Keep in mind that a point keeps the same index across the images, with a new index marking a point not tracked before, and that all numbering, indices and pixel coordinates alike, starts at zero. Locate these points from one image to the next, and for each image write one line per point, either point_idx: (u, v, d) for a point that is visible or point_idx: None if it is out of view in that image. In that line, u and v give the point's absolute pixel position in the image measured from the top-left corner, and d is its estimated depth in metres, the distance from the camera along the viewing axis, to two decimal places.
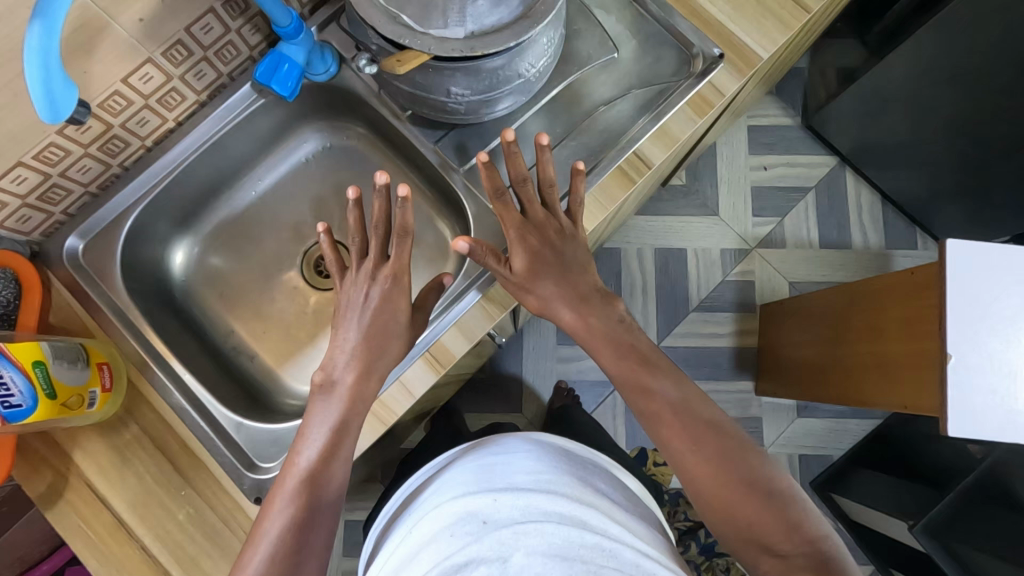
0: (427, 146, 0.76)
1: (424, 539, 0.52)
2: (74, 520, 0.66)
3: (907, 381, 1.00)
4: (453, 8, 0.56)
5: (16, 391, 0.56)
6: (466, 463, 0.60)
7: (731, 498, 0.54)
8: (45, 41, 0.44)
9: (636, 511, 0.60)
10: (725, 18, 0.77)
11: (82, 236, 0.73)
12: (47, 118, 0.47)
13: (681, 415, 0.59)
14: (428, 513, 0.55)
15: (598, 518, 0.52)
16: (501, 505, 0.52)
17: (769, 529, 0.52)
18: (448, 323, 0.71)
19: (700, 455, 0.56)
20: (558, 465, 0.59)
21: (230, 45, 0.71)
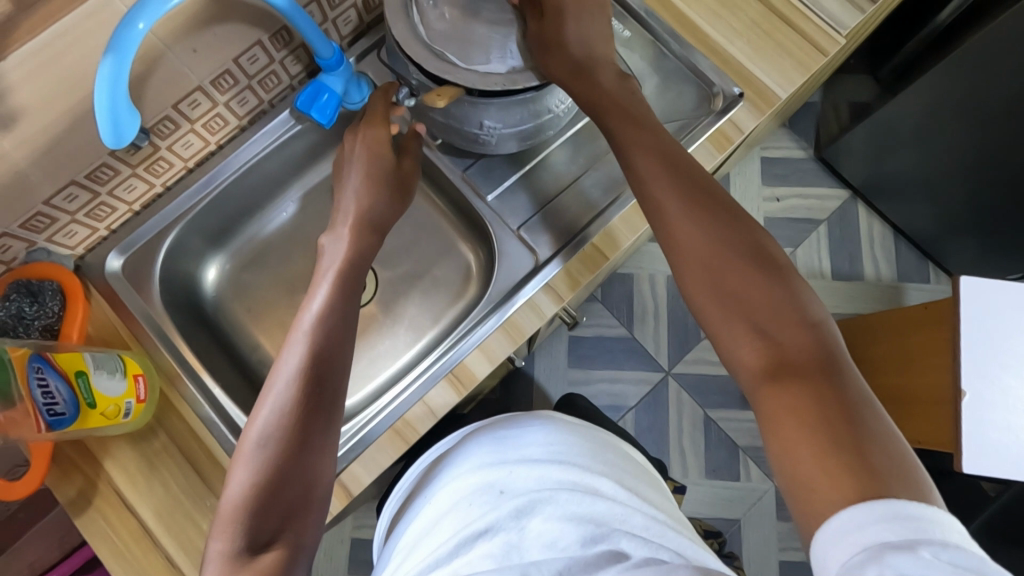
0: (455, 173, 0.79)
1: (445, 511, 0.55)
2: (101, 526, 0.68)
3: (925, 418, 1.00)
4: (495, 45, 0.59)
5: (61, 400, 0.59)
6: (483, 437, 0.62)
7: (724, 245, 0.50)
8: (117, 72, 0.47)
9: (646, 481, 0.63)
10: (745, 59, 0.80)
11: (122, 252, 0.75)
12: (109, 141, 0.50)
13: (674, 177, 0.55)
14: (448, 484, 0.58)
15: (611, 487, 0.55)
16: (517, 476, 0.55)
17: (767, 312, 0.47)
18: (471, 345, 0.72)
19: (690, 207, 0.53)
20: (569, 434, 0.61)
21: (272, 75, 0.75)
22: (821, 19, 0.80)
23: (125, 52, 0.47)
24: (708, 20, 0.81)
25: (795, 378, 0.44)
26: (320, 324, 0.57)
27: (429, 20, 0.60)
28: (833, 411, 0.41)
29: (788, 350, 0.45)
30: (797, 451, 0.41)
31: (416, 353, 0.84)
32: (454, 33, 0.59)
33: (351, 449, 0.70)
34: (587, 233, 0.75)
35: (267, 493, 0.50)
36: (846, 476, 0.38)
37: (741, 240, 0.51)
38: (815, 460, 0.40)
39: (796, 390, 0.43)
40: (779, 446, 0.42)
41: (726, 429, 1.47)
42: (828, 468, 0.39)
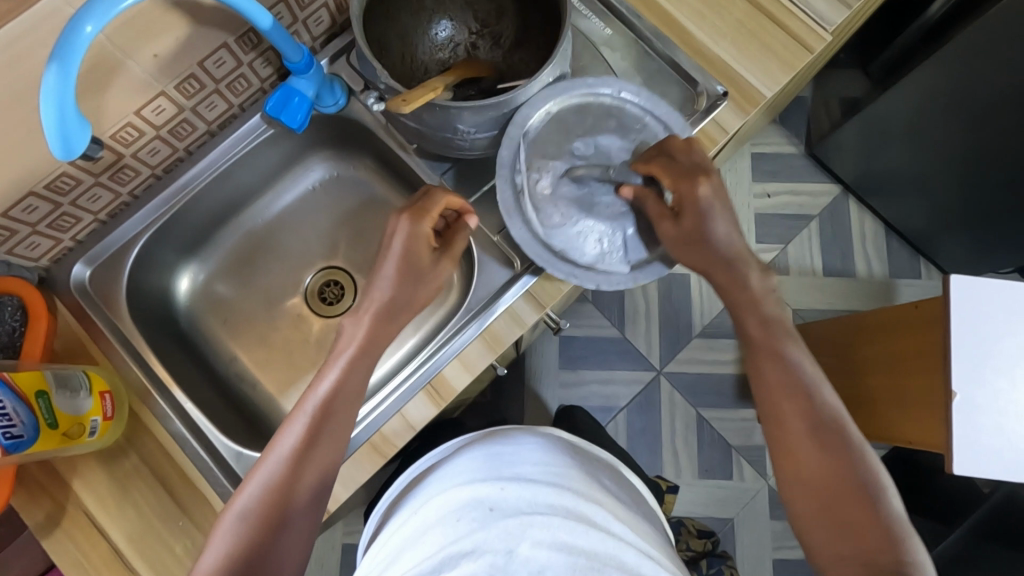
0: (433, 178, 0.76)
1: (428, 524, 0.52)
2: (71, 550, 0.66)
3: (917, 421, 0.99)
4: (608, 243, 0.68)
5: (20, 421, 0.56)
6: (477, 454, 0.60)
7: (834, 470, 0.52)
8: (63, 82, 0.45)
9: (642, 519, 0.60)
10: (729, 57, 0.78)
11: (89, 263, 0.73)
12: (59, 154, 0.48)
13: (791, 393, 0.57)
14: (434, 499, 0.55)
15: (604, 516, 0.52)
16: (508, 493, 0.52)
17: (870, 539, 0.48)
18: (451, 355, 0.70)
19: (810, 424, 0.55)
20: (564, 466, 0.59)
21: (241, 78, 0.73)
22: (806, 15, 0.79)
23: (71, 61, 0.45)
24: (690, 17, 0.79)
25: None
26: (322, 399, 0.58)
27: (545, 216, 0.69)
28: None
29: (880, 567, 0.46)
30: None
31: (401, 357, 0.82)
32: (569, 232, 0.69)
33: None
34: None
35: (244, 560, 0.49)
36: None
37: (860, 474, 0.52)
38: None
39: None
40: None
41: (719, 429, 1.45)
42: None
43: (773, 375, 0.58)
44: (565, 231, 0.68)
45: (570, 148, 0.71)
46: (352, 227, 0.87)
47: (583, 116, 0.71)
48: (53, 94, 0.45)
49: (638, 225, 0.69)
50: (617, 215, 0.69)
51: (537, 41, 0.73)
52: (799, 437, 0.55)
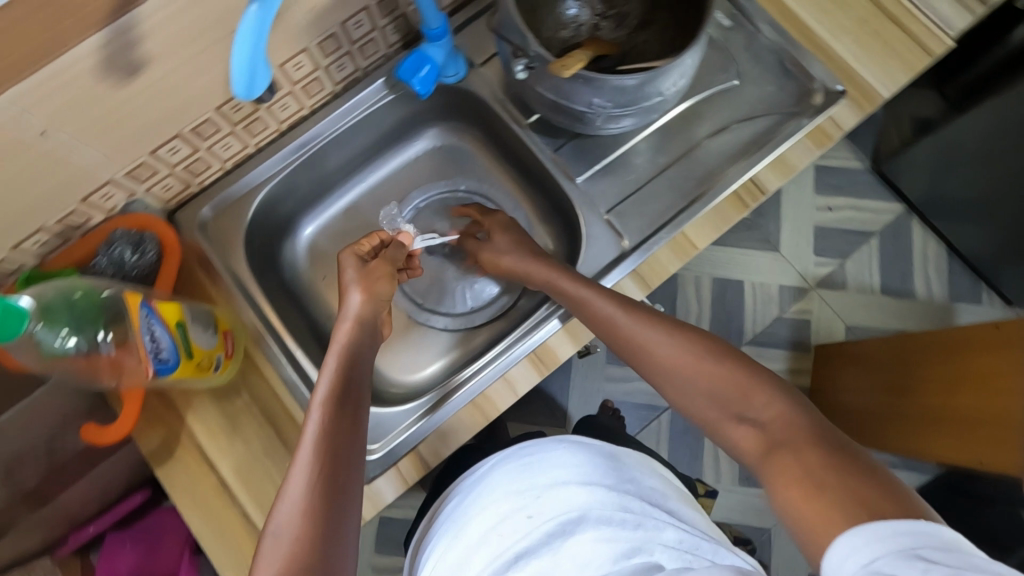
0: (546, 153, 0.78)
1: (478, 537, 0.63)
2: (180, 479, 0.69)
3: (986, 439, 0.97)
4: (456, 295, 0.85)
5: (164, 347, 0.58)
6: (506, 459, 0.69)
7: (690, 362, 0.57)
8: (261, 20, 0.47)
9: (676, 495, 0.70)
10: (848, 55, 0.78)
11: (213, 209, 0.76)
12: (240, 93, 0.50)
13: (664, 317, 0.61)
14: (477, 506, 0.66)
15: (639, 505, 0.62)
16: (543, 502, 0.62)
17: (749, 400, 0.52)
18: (556, 327, 0.71)
19: (660, 332, 0.60)
20: (595, 454, 0.68)
21: (371, 43, 0.75)
22: (929, 20, 0.78)
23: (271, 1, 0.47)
24: (814, 15, 0.79)
25: (785, 451, 0.47)
26: (342, 365, 0.60)
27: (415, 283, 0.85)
28: (840, 464, 0.43)
29: (775, 430, 0.49)
30: (805, 497, 0.43)
31: (464, 354, 0.83)
32: (435, 291, 0.86)
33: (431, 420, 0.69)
34: (678, 222, 0.74)
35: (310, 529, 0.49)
36: (848, 514, 0.40)
37: (705, 358, 0.56)
38: (822, 510, 0.41)
39: (803, 457, 0.45)
40: (797, 516, 0.43)
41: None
42: (823, 507, 0.41)
43: (602, 301, 0.64)
44: (434, 293, 0.85)
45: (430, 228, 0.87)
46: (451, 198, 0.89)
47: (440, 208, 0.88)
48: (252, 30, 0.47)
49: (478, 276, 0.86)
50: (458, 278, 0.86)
51: (664, 24, 0.74)
52: (647, 343, 0.60)
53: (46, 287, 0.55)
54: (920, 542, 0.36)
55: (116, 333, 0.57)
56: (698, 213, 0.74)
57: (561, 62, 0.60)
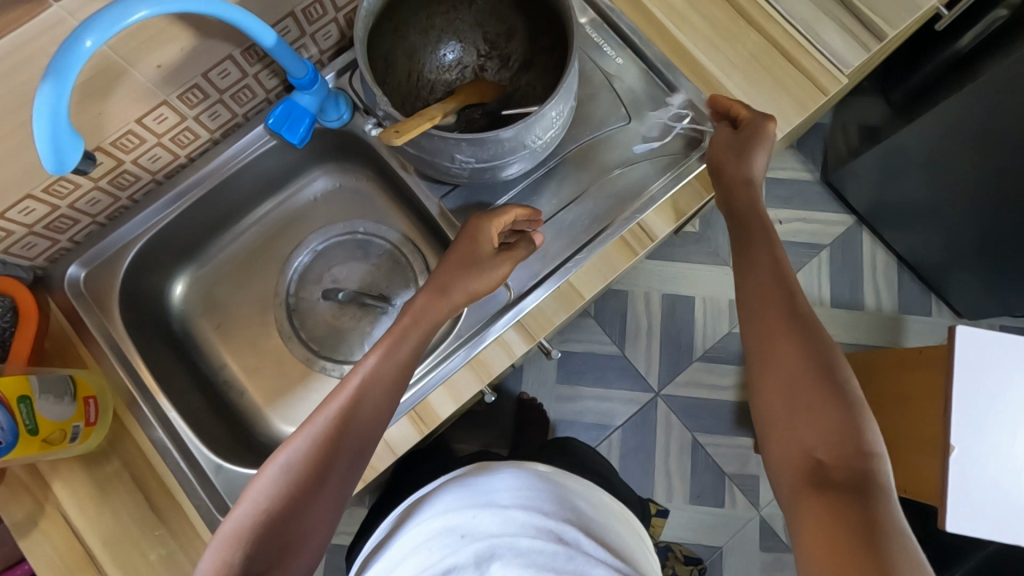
0: (431, 200, 0.76)
1: (413, 546, 0.62)
2: (46, 551, 0.66)
3: (914, 469, 0.96)
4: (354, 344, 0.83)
5: (0, 428, 0.56)
6: (455, 485, 0.69)
7: (781, 305, 0.58)
8: (55, 101, 0.45)
9: (613, 527, 0.68)
10: (741, 93, 0.76)
11: (84, 265, 0.74)
12: (51, 168, 0.48)
13: (779, 313, 0.58)
14: (419, 523, 0.65)
15: (576, 534, 0.61)
16: (480, 521, 0.61)
17: (815, 433, 0.50)
18: (436, 382, 0.70)
19: (758, 278, 0.61)
20: (538, 485, 0.67)
21: (245, 90, 0.72)
22: (823, 56, 0.77)
23: (63, 83, 0.45)
24: (705, 51, 0.77)
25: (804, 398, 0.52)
26: (362, 380, 0.59)
27: (309, 331, 0.84)
28: (852, 531, 0.43)
29: (832, 465, 0.48)
30: (822, 498, 0.47)
31: None
32: (326, 338, 0.83)
33: None
34: (561, 272, 0.72)
35: (246, 551, 0.50)
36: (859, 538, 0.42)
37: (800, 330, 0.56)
38: (828, 516, 0.45)
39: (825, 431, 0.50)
40: (807, 545, 0.45)
41: (714, 454, 1.44)
42: (829, 513, 0.45)
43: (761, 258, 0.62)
44: (330, 341, 0.83)
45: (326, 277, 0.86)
46: (349, 241, 0.86)
47: (336, 254, 0.86)
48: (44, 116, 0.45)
49: (378, 323, 0.84)
50: (355, 325, 0.84)
51: (545, 67, 0.72)
52: (761, 281, 0.61)
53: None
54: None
55: None
56: (584, 262, 0.72)
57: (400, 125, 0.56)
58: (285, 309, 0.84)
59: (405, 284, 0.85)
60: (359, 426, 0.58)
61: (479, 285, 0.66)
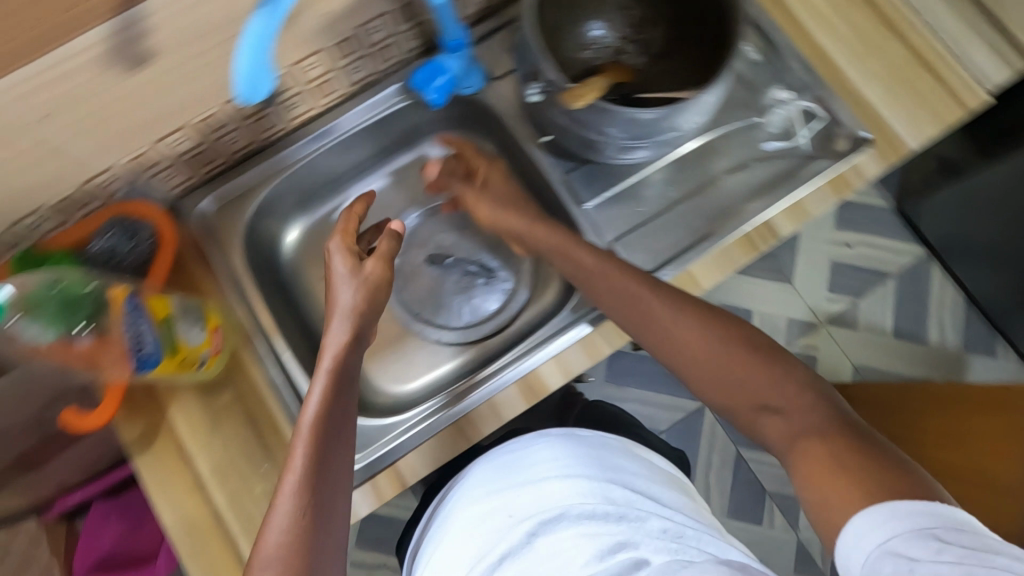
0: (556, 175, 0.76)
1: (463, 528, 0.71)
2: (159, 471, 0.69)
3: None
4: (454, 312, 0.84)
5: (149, 342, 0.59)
6: (490, 459, 0.76)
7: (752, 369, 0.58)
8: (266, 26, 0.46)
9: (656, 479, 0.76)
10: (877, 101, 0.75)
11: (215, 200, 0.76)
12: (243, 95, 0.49)
13: (765, 364, 0.57)
14: (462, 505, 0.74)
15: (621, 495, 0.69)
16: (524, 501, 0.70)
17: (838, 470, 0.48)
18: (547, 355, 0.70)
19: (723, 344, 0.59)
20: (580, 451, 0.74)
21: (388, 48, 0.74)
22: (966, 73, 0.74)
23: (279, 7, 0.46)
24: (845, 56, 0.76)
25: (812, 436, 0.52)
26: (329, 381, 0.61)
27: (411, 291, 0.85)
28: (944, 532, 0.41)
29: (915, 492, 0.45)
30: (830, 484, 0.48)
31: (456, 368, 0.82)
32: (427, 301, 0.85)
33: (411, 438, 0.69)
34: (681, 261, 0.72)
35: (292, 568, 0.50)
36: (870, 495, 0.45)
37: (779, 379, 0.57)
38: (846, 497, 0.46)
39: (832, 448, 0.50)
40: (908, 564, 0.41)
41: (756, 471, 1.41)
42: (836, 486, 0.47)
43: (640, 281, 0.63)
44: (431, 305, 0.85)
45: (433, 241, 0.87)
46: (458, 208, 0.87)
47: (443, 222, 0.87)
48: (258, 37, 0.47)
49: (479, 293, 0.85)
50: (457, 292, 0.85)
51: (686, 55, 0.72)
52: (640, 310, 0.62)
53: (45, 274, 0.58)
54: (936, 522, 0.42)
55: (96, 326, 0.58)
56: (706, 253, 0.72)
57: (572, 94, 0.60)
58: (388, 269, 0.85)
59: (510, 259, 0.85)
60: (347, 422, 0.60)
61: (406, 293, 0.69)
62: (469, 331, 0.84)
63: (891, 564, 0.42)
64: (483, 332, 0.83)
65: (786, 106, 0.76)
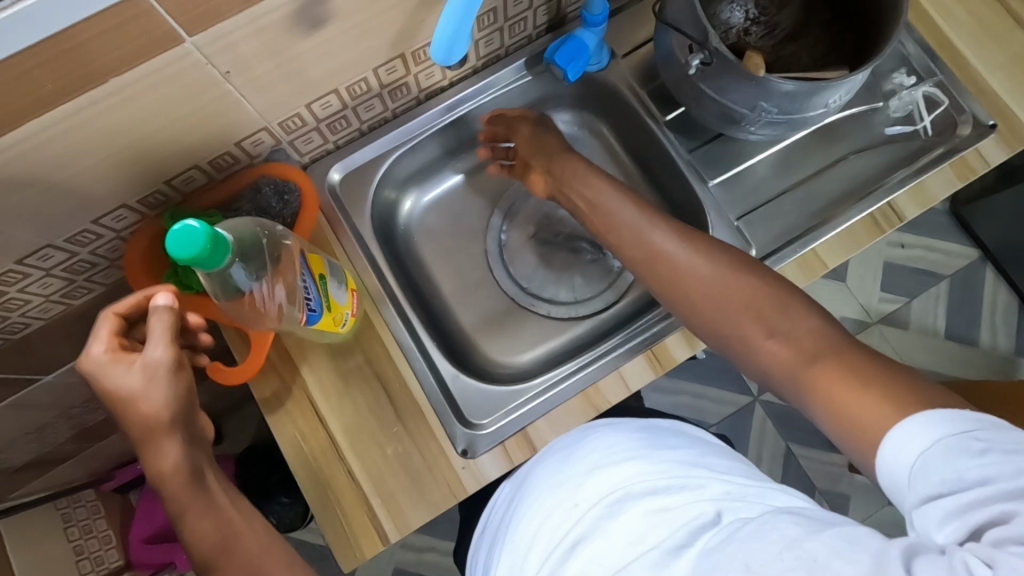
0: (680, 153, 0.78)
1: (526, 537, 0.58)
2: (290, 430, 0.70)
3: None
4: (562, 286, 0.85)
5: (313, 298, 0.58)
6: (547, 458, 0.65)
7: (757, 301, 0.57)
8: None
9: (718, 454, 0.61)
10: (1001, 89, 0.75)
11: (344, 168, 0.78)
12: (438, 58, 0.53)
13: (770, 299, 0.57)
14: (523, 516, 0.60)
15: (683, 474, 0.55)
16: (587, 492, 0.56)
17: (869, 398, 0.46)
18: (674, 327, 0.71)
19: (764, 285, 0.58)
20: (633, 434, 0.63)
21: (521, 23, 0.75)
22: None
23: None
24: (968, 45, 0.77)
25: (827, 359, 0.50)
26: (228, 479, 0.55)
27: (519, 265, 0.86)
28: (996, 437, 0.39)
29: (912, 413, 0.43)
30: (852, 401, 0.46)
31: (565, 342, 0.83)
32: (535, 275, 0.86)
33: (542, 404, 0.71)
34: (806, 240, 0.73)
35: None
36: (906, 410, 0.43)
37: (793, 310, 0.55)
38: (873, 410, 0.45)
39: (843, 368, 0.49)
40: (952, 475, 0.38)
41: (807, 467, 1.38)
42: (878, 409, 0.44)
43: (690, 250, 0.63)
44: (540, 279, 0.86)
45: (540, 216, 0.88)
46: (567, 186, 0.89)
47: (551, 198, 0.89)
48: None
49: (587, 270, 0.86)
50: (566, 267, 0.86)
51: (818, 38, 0.74)
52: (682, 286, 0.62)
53: (226, 225, 0.53)
54: (975, 425, 0.39)
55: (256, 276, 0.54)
56: (831, 232, 0.73)
57: (745, 56, 0.65)
58: (497, 243, 0.87)
59: None
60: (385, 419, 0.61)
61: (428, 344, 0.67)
62: (579, 306, 0.84)
63: (937, 469, 0.38)
64: (593, 308, 0.84)
65: (910, 92, 0.76)
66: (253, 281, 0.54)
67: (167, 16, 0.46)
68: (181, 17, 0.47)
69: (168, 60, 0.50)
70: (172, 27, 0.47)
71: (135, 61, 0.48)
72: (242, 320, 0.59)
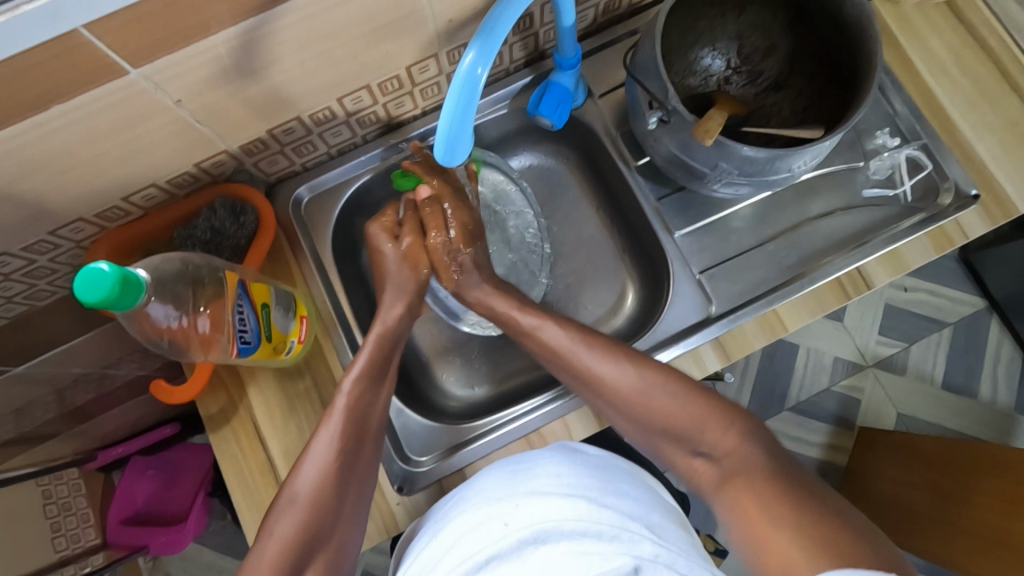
0: (648, 199, 0.77)
1: (449, 544, 0.51)
2: (232, 448, 0.70)
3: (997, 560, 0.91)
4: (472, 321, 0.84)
5: (250, 328, 0.59)
6: (499, 467, 0.58)
7: None
8: (477, 67, 0.47)
9: (663, 511, 0.55)
10: (988, 157, 0.72)
11: (311, 189, 0.78)
12: (440, 158, 0.54)
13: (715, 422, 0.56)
14: (454, 519, 0.54)
15: (623, 525, 0.48)
16: (523, 511, 0.49)
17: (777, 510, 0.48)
18: None
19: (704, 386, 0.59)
20: (588, 468, 0.56)
21: (497, 57, 0.73)
22: None
23: (488, 46, 0.47)
24: (962, 110, 0.74)
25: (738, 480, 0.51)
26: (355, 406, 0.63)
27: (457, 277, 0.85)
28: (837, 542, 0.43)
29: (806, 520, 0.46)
30: (770, 541, 0.46)
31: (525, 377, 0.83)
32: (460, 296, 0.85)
33: (480, 447, 0.70)
34: (768, 300, 0.71)
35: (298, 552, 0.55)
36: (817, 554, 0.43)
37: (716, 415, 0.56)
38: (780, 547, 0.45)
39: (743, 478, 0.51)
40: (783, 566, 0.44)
41: None
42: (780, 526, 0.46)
43: None
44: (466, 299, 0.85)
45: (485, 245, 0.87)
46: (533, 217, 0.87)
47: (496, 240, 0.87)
48: (471, 78, 0.47)
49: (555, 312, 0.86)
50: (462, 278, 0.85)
51: (799, 91, 0.71)
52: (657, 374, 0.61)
53: (146, 261, 0.55)
54: None
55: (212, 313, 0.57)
56: (798, 293, 0.71)
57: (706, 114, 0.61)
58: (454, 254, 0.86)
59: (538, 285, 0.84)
60: (369, 425, 0.63)
61: (377, 385, 0.65)
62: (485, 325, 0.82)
63: None
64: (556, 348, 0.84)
65: (893, 153, 0.74)
66: (175, 313, 0.55)
67: (108, 49, 0.46)
68: (123, 51, 0.47)
69: (114, 89, 0.50)
70: (114, 59, 0.47)
71: (81, 88, 0.48)
72: (171, 356, 0.59)
